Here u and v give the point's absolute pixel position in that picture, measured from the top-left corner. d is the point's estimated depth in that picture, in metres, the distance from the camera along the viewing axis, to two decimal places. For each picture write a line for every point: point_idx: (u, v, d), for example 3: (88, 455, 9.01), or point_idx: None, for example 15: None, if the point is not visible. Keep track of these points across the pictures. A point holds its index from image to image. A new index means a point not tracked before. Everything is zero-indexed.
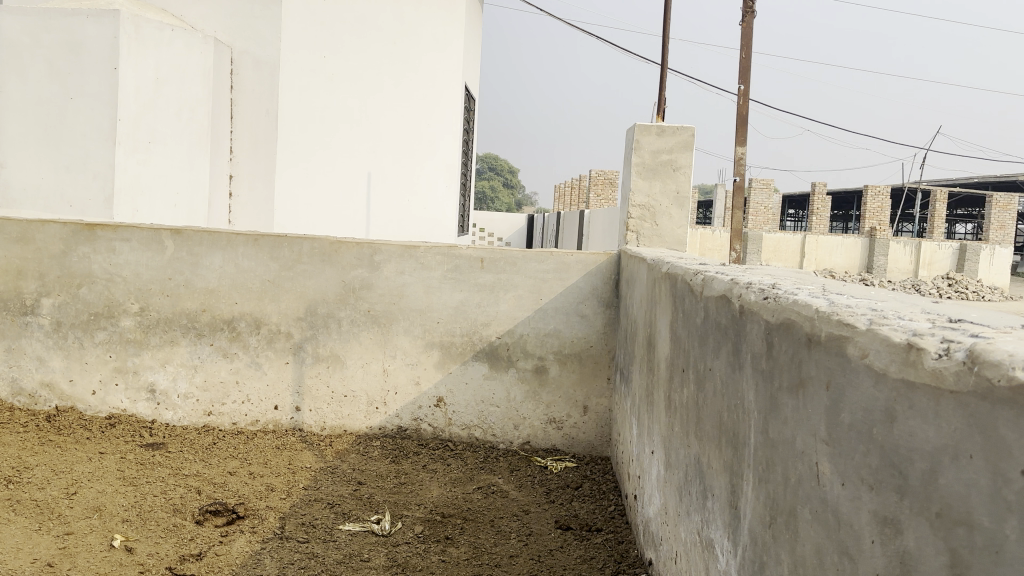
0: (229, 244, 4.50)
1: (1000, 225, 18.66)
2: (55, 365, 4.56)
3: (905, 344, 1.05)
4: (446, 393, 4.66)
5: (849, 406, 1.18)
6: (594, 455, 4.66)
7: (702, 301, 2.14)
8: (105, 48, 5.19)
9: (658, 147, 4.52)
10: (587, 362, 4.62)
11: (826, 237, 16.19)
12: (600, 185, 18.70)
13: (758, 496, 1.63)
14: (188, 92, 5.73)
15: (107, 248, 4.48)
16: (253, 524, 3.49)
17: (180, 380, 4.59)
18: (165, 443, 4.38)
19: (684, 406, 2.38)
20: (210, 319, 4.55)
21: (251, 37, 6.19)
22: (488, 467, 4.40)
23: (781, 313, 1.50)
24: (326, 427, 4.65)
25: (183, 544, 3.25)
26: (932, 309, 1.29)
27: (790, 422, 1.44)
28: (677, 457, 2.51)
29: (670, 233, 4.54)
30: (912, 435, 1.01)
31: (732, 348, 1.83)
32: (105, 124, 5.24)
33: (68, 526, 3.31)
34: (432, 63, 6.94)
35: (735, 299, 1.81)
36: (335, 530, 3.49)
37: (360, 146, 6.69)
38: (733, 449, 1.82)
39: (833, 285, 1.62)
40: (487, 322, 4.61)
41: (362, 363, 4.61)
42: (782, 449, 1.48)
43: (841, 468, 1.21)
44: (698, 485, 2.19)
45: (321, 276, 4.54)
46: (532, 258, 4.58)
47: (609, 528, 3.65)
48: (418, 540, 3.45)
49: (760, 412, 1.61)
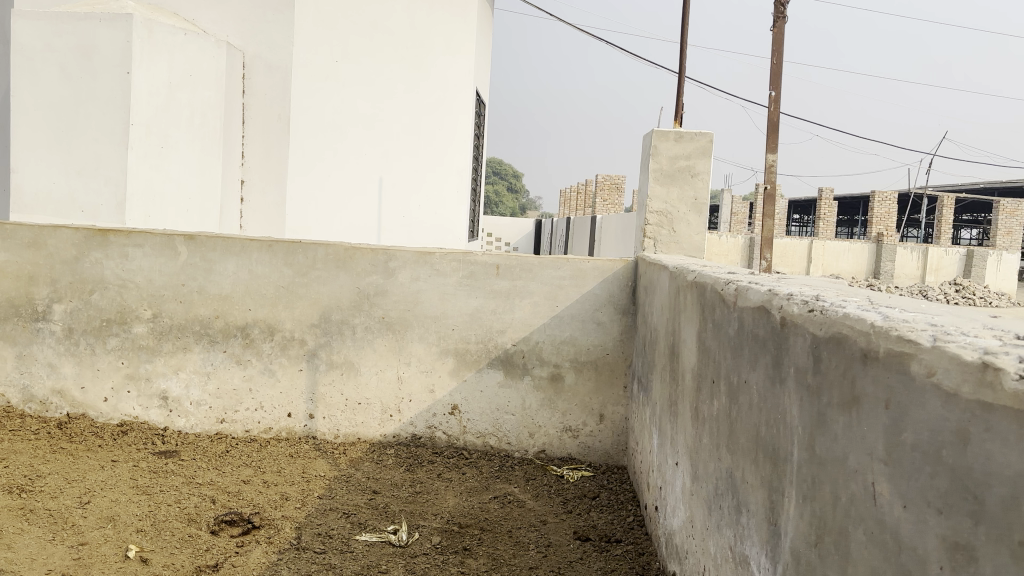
0: (243, 250, 4.47)
1: (1010, 231, 18.53)
2: (67, 371, 4.53)
3: (980, 364, 1.00)
4: (461, 400, 4.61)
5: (912, 425, 1.14)
6: (610, 464, 4.61)
7: (736, 312, 2.10)
8: (118, 52, 5.18)
9: (676, 153, 4.47)
10: (603, 370, 4.57)
11: (833, 242, 16.14)
12: (607, 190, 18.71)
13: (802, 515, 1.58)
14: (200, 97, 5.71)
15: (119, 253, 4.45)
16: (268, 534, 3.45)
17: (192, 387, 4.56)
18: (178, 451, 4.35)
19: (714, 417, 2.33)
20: (224, 325, 4.52)
21: (263, 41, 6.16)
22: (503, 476, 4.36)
23: (830, 326, 1.46)
24: (340, 435, 4.61)
25: (199, 555, 3.21)
26: (994, 324, 1.24)
27: (840, 439, 1.39)
28: (705, 470, 2.46)
29: (688, 240, 4.49)
30: (990, 458, 0.97)
31: (772, 361, 1.78)
32: (116, 129, 5.22)
33: (82, 536, 3.27)
34: (445, 69, 7.02)
35: (775, 311, 1.77)
36: (351, 540, 3.45)
37: (373, 151, 6.69)
38: (773, 464, 1.77)
39: (880, 297, 1.58)
40: (502, 329, 4.57)
41: (376, 370, 4.57)
42: (831, 467, 1.44)
43: (902, 490, 1.16)
44: (731, 499, 2.14)
45: (335, 282, 4.51)
46: (548, 264, 4.54)
47: (629, 539, 3.60)
48: (436, 551, 3.40)
49: (805, 428, 1.56)
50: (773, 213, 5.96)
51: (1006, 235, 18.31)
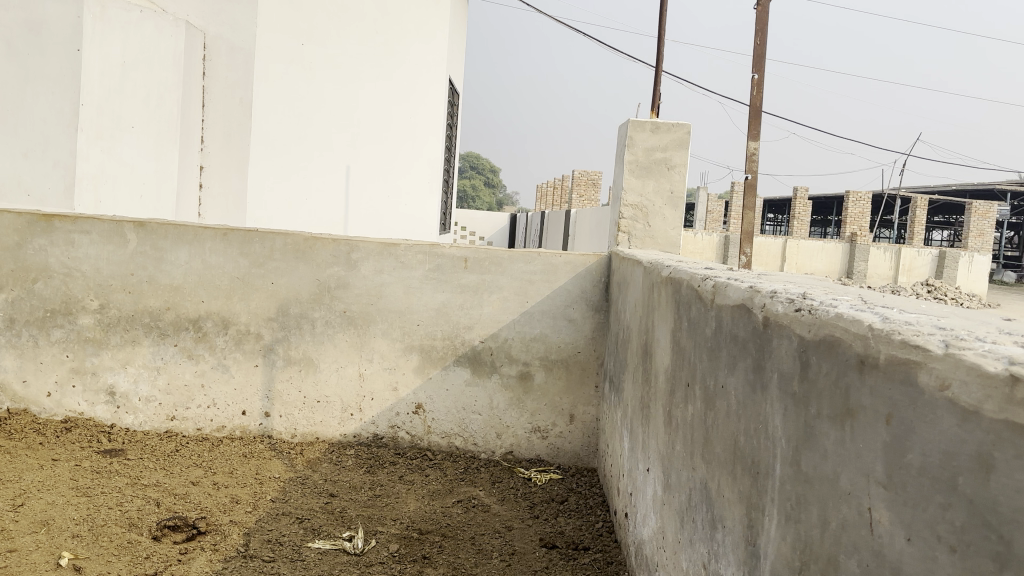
0: (196, 238, 4.23)
1: (980, 232, 18.68)
2: (7, 365, 4.24)
3: (1007, 377, 0.85)
4: (425, 399, 4.42)
5: (920, 446, 0.98)
6: (580, 467, 4.44)
7: (713, 310, 1.93)
8: (69, 28, 4.73)
9: (651, 145, 4.31)
10: (574, 368, 4.41)
11: (806, 242, 16.15)
12: (583, 185, 18.66)
13: (785, 537, 1.41)
14: (156, 77, 5.40)
15: (65, 240, 4.18)
16: (214, 540, 3.22)
17: (141, 382, 4.30)
18: (124, 450, 4.11)
19: (687, 424, 2.18)
20: (175, 318, 4.27)
21: (226, 22, 6.00)
22: (468, 479, 4.17)
23: (819, 329, 1.29)
24: (297, 434, 4.39)
25: (138, 564, 2.98)
26: (1011, 329, 1.09)
27: (830, 456, 1.23)
28: (677, 479, 2.30)
29: (663, 235, 4.34)
30: (1020, 491, 0.81)
31: (752, 364, 1.62)
32: (66, 110, 4.76)
33: (12, 541, 3.02)
34: (416, 54, 6.87)
35: (757, 310, 1.61)
36: (303, 547, 3.24)
37: (340, 139, 6.54)
38: (752, 479, 1.61)
39: (873, 296, 1.42)
40: (469, 325, 4.39)
41: (336, 367, 4.36)
42: (819, 486, 1.27)
43: (905, 520, 1.00)
44: (705, 514, 1.97)
45: (295, 273, 4.29)
46: (518, 258, 4.36)
47: (597, 547, 3.44)
48: (393, 560, 3.21)
49: (789, 441, 1.40)
50: (750, 206, 5.85)
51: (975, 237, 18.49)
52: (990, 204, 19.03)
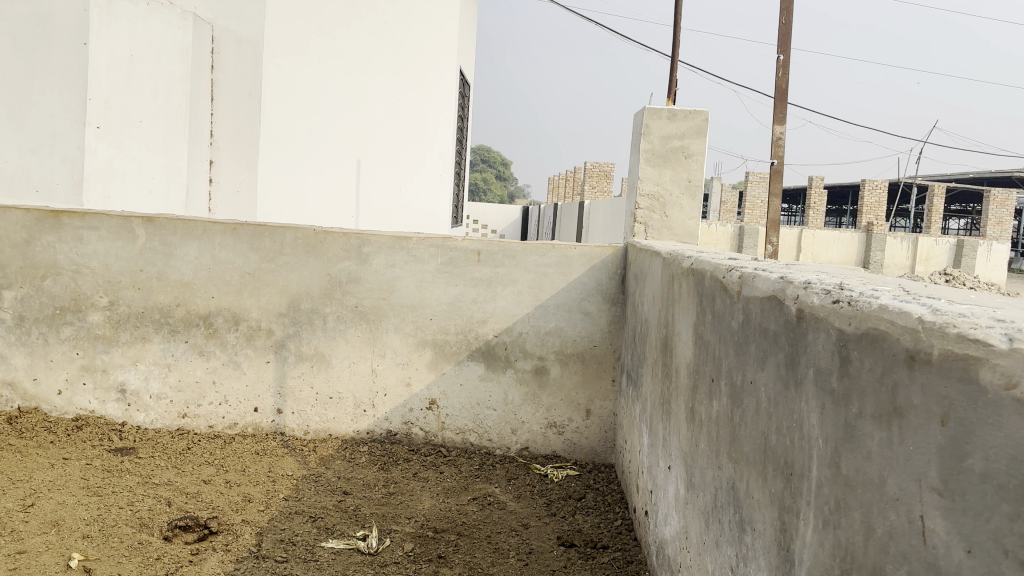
0: (206, 233, 4.17)
1: (1000, 220, 18.35)
2: (18, 363, 4.21)
3: None
4: (439, 394, 4.35)
5: (982, 449, 0.89)
6: (597, 463, 4.37)
7: (740, 302, 1.84)
8: (75, 21, 4.68)
9: (668, 133, 4.20)
10: (590, 363, 4.32)
11: (823, 232, 15.93)
12: (595, 177, 18.50)
13: (823, 544, 1.31)
14: (164, 71, 5.32)
15: (73, 237, 4.14)
16: (226, 540, 3.18)
17: (152, 379, 4.26)
18: (136, 448, 4.07)
19: (712, 420, 2.09)
20: (185, 314, 4.22)
21: (234, 14, 5.93)
22: (484, 475, 4.11)
23: (862, 322, 1.20)
24: (310, 431, 4.34)
25: (148, 565, 2.94)
26: None
27: (875, 459, 1.14)
28: (701, 477, 2.21)
29: (681, 225, 4.23)
30: None
31: (784, 360, 1.53)
32: (73, 105, 4.68)
33: (22, 543, 2.98)
34: (425, 45, 6.76)
35: (790, 302, 1.51)
36: (316, 547, 3.18)
37: (350, 130, 6.47)
38: (785, 481, 1.52)
39: (916, 286, 1.32)
40: (483, 319, 4.31)
41: (348, 363, 4.30)
42: (862, 490, 1.18)
43: (964, 530, 0.91)
44: (733, 515, 1.88)
45: (305, 268, 4.23)
46: (532, 251, 4.27)
47: (616, 545, 3.35)
48: (408, 560, 3.14)
49: (827, 441, 1.31)
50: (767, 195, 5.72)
51: (996, 224, 18.16)
52: (1010, 192, 18.69)
